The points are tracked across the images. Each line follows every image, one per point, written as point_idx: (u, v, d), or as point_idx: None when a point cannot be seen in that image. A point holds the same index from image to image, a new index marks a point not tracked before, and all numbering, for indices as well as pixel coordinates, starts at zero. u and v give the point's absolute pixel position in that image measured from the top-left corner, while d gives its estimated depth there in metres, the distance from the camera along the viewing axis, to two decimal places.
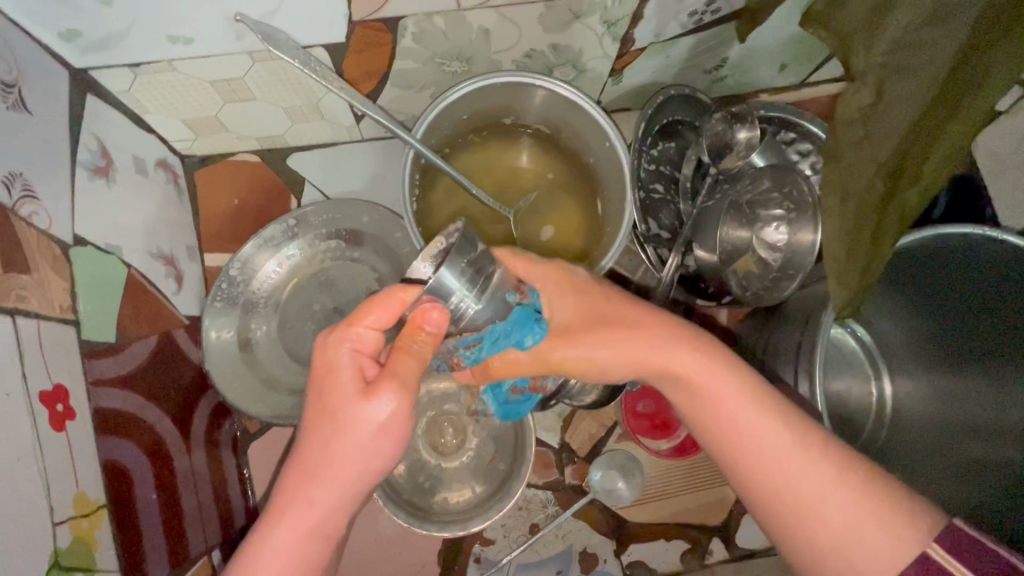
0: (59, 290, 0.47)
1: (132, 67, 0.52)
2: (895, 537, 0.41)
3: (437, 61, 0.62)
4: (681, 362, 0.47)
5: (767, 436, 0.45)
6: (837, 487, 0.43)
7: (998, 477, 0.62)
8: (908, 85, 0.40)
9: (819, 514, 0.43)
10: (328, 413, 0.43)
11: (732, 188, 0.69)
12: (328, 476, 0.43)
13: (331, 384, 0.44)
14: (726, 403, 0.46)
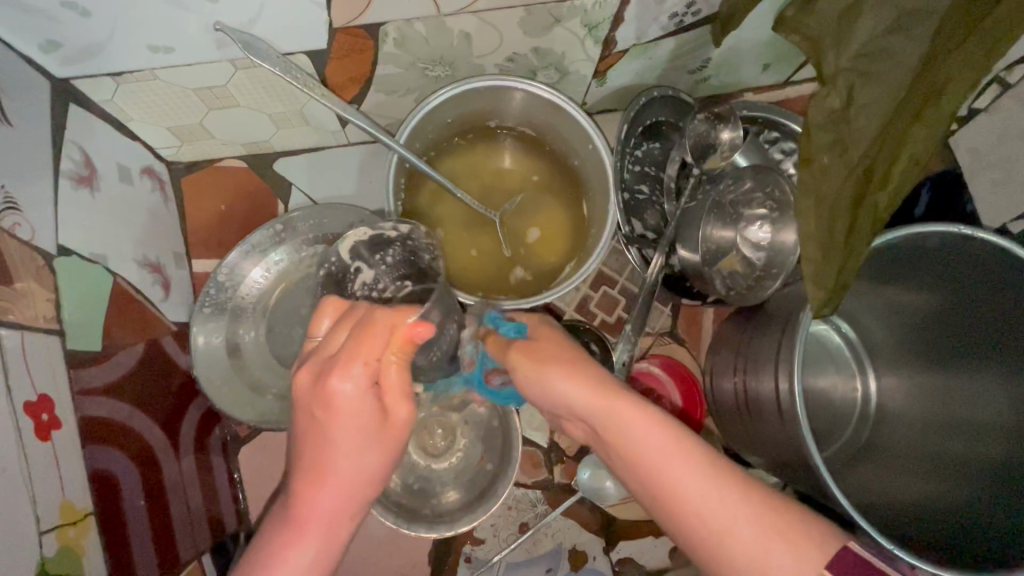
0: (43, 300, 0.47)
1: (114, 76, 0.52)
2: (795, 559, 0.42)
3: (420, 65, 0.63)
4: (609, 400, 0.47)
5: (677, 469, 0.45)
6: (747, 517, 0.43)
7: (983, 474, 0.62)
8: (874, 88, 0.42)
9: (729, 540, 0.43)
10: (324, 436, 0.42)
11: (715, 189, 0.70)
12: (331, 492, 0.43)
13: (330, 414, 0.42)
14: (639, 433, 0.46)
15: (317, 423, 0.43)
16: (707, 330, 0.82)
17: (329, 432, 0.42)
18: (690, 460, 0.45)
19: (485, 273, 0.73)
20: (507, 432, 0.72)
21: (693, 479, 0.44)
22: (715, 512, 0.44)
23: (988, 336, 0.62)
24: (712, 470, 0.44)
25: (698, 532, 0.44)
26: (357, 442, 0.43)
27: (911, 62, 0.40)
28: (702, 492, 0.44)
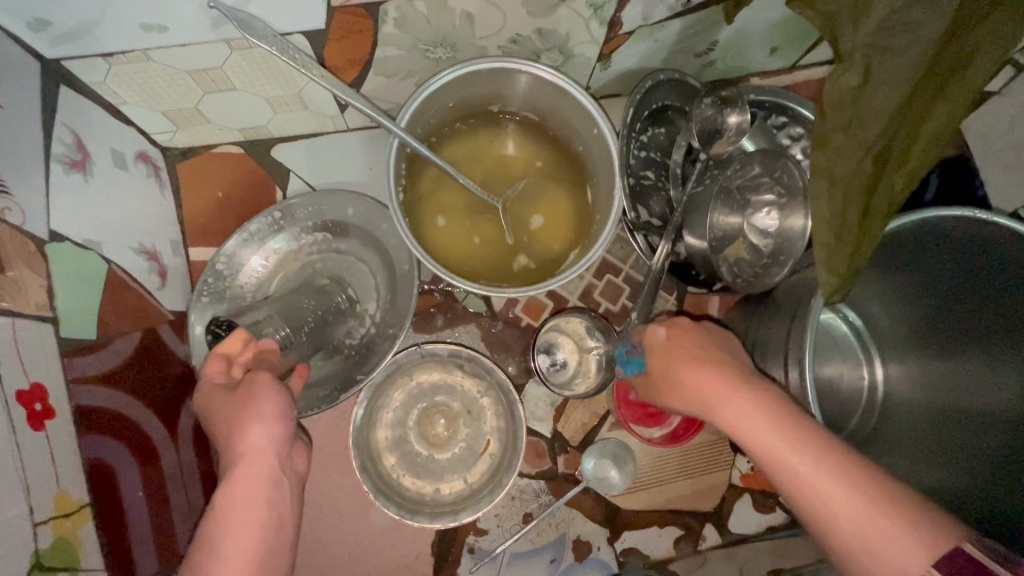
0: (35, 287, 0.46)
1: (105, 57, 0.51)
2: (910, 545, 0.39)
3: (421, 47, 0.61)
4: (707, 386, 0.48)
5: (779, 452, 0.43)
6: (856, 500, 0.41)
7: (985, 462, 0.62)
8: (892, 64, 0.41)
9: (832, 523, 0.41)
10: (219, 421, 0.45)
11: (721, 174, 0.68)
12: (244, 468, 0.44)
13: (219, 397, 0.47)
14: (741, 420, 0.45)
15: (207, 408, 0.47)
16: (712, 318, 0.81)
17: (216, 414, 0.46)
18: (800, 441, 0.43)
19: (487, 261, 0.72)
20: (508, 421, 0.72)
21: (798, 458, 0.43)
22: (822, 494, 0.41)
23: (993, 325, 0.61)
24: (817, 449, 0.43)
25: (807, 510, 0.42)
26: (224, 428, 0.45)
27: (930, 37, 0.39)
28: (802, 472, 0.42)
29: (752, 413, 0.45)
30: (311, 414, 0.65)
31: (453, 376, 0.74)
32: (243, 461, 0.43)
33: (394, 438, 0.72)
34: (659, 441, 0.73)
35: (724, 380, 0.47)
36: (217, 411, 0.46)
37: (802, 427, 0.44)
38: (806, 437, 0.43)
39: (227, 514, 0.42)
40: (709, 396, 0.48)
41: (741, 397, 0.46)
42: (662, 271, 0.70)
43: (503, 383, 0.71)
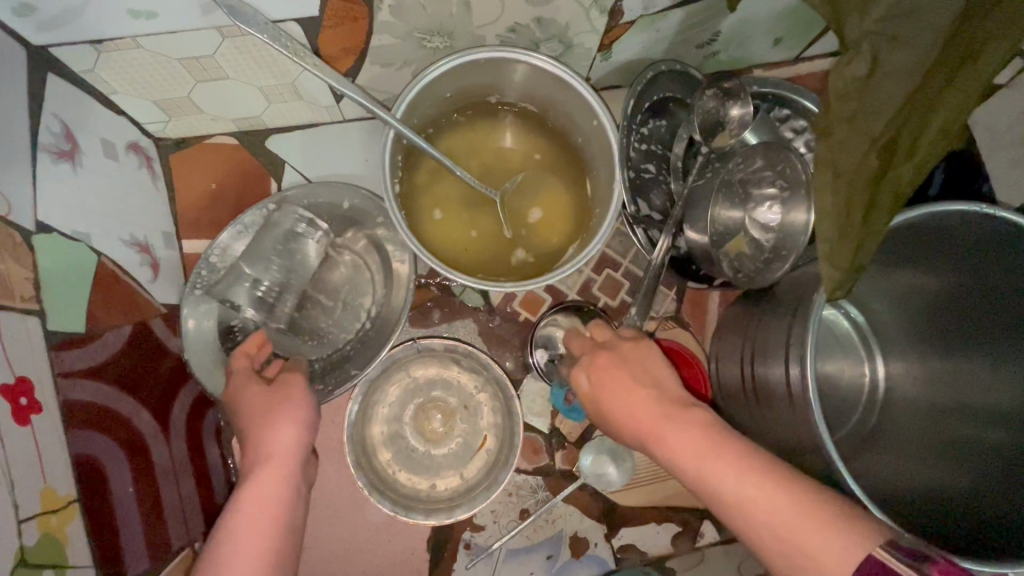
0: (21, 278, 0.45)
1: (93, 44, 0.49)
2: (839, 542, 0.41)
3: (418, 36, 0.60)
4: (644, 411, 0.50)
5: (715, 465, 0.46)
6: (786, 510, 0.43)
7: (988, 460, 0.61)
8: (903, 52, 0.40)
9: (771, 527, 0.44)
10: (254, 425, 0.51)
11: (723, 167, 0.67)
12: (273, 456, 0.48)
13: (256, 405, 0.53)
14: (678, 438, 0.48)
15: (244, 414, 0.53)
16: (712, 314, 0.80)
17: (249, 419, 0.51)
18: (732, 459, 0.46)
19: (484, 255, 0.71)
20: (506, 417, 0.71)
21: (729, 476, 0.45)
22: (755, 508, 0.44)
23: (999, 321, 0.60)
24: (744, 465, 0.45)
25: (744, 525, 0.45)
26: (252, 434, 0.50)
27: (941, 25, 0.39)
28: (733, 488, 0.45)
29: (687, 436, 0.48)
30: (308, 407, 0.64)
31: (450, 371, 0.73)
32: (268, 462, 0.48)
33: (389, 434, 0.72)
34: None
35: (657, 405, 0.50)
36: (253, 415, 0.51)
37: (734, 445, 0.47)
38: (738, 451, 0.46)
39: (239, 521, 0.44)
40: (647, 420, 0.50)
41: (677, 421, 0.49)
42: (663, 265, 0.68)
43: (501, 378, 0.70)
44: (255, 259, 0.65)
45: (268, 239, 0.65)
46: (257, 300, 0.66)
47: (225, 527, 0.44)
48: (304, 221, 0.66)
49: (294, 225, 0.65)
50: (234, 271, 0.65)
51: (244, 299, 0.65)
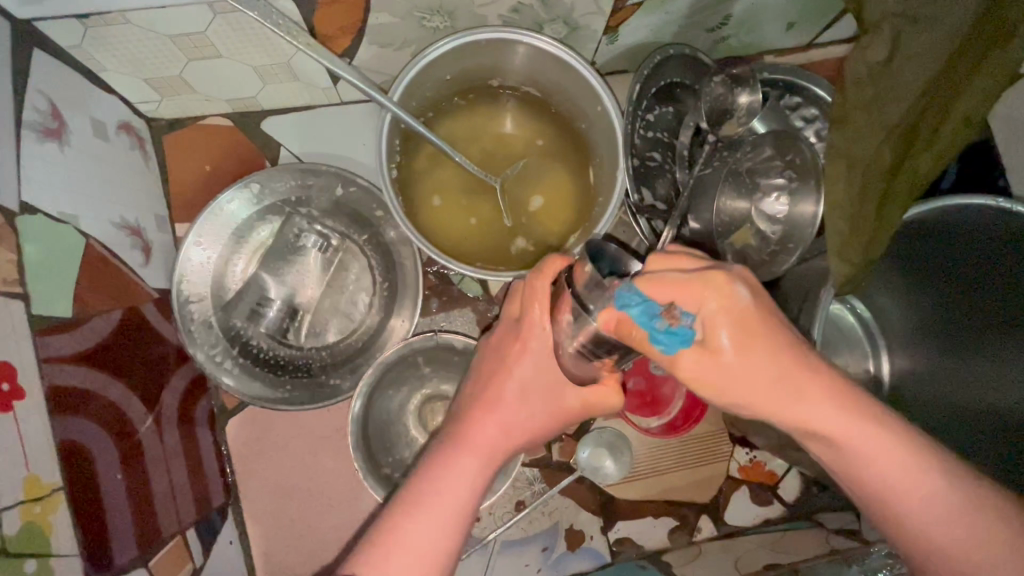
0: (4, 261, 0.43)
1: (79, 19, 0.48)
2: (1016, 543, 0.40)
3: (417, 14, 0.58)
4: (819, 414, 0.41)
5: (891, 462, 0.41)
6: (961, 503, 0.41)
7: (994, 443, 0.59)
8: (925, 38, 0.39)
9: (934, 531, 0.41)
10: (491, 390, 0.47)
11: (732, 155, 0.65)
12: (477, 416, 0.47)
13: (510, 364, 0.47)
14: (855, 442, 0.41)
15: (489, 372, 0.48)
16: None
17: (504, 381, 0.47)
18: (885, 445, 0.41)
19: (484, 244, 0.69)
20: None
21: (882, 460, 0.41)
22: (902, 492, 0.42)
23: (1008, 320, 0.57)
24: (914, 462, 0.41)
25: (905, 530, 0.43)
26: (484, 399, 0.48)
27: (966, 13, 0.38)
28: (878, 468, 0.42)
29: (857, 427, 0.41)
30: (289, 409, 0.63)
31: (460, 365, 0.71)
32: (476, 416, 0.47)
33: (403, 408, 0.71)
34: (655, 431, 0.72)
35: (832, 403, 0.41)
36: (525, 383, 0.47)
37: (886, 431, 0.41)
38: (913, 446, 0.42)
39: (430, 489, 0.44)
40: (774, 394, 0.41)
41: (776, 383, 0.41)
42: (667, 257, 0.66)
43: None
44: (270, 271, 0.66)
45: (278, 256, 0.66)
46: (271, 320, 0.66)
47: (412, 492, 0.44)
48: (309, 235, 0.67)
49: (299, 238, 0.67)
50: (255, 286, 0.66)
51: (262, 319, 0.66)
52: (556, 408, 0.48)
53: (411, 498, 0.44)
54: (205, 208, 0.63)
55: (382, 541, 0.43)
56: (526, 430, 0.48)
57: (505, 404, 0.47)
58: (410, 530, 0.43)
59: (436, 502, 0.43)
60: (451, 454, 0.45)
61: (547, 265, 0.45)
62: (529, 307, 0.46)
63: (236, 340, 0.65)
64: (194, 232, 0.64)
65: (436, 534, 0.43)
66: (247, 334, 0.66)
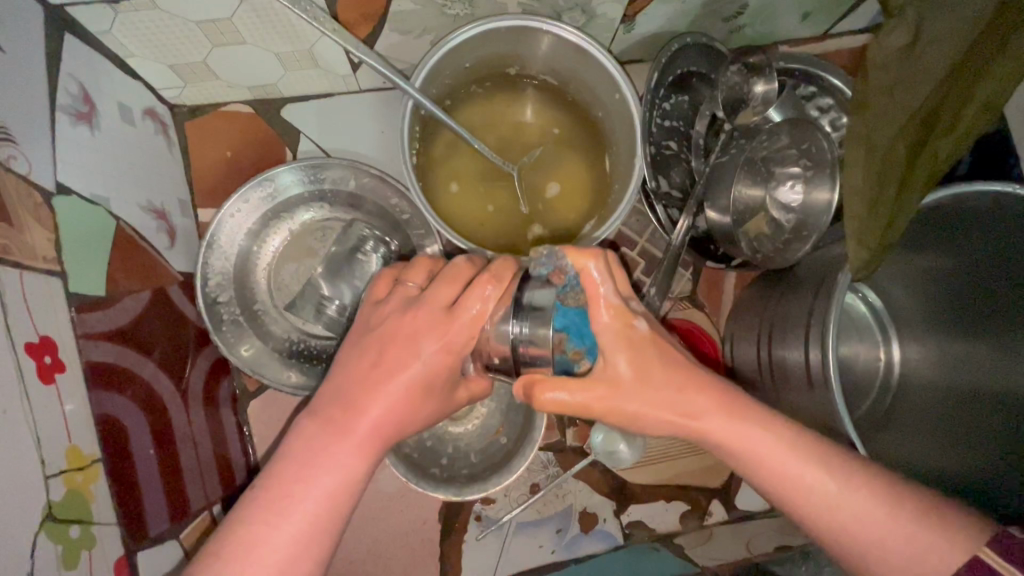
0: (43, 240, 0.45)
1: (111, 3, 0.49)
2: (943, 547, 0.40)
3: (438, 2, 0.58)
4: (717, 428, 0.44)
5: (807, 479, 0.43)
6: (879, 515, 0.42)
7: (988, 442, 0.61)
8: (946, 23, 0.41)
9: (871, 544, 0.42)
10: (382, 374, 0.44)
11: (748, 144, 0.66)
12: (366, 404, 0.43)
13: (406, 353, 0.44)
14: (768, 460, 0.43)
15: (378, 354, 0.45)
16: (728, 294, 0.80)
17: (394, 367, 0.44)
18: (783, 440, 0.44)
19: (503, 230, 0.70)
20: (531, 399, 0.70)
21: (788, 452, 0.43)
22: (833, 508, 0.42)
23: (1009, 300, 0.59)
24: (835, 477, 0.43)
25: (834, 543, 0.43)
26: (369, 383, 0.44)
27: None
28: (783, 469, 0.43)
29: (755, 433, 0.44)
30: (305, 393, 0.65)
31: None
32: (365, 403, 0.43)
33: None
34: None
35: (735, 425, 0.44)
36: (423, 376, 0.44)
37: (800, 446, 0.44)
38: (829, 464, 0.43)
39: (307, 474, 0.41)
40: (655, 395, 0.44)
41: (669, 390, 0.44)
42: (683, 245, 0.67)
43: None
44: (328, 272, 0.62)
45: (337, 259, 0.63)
46: (329, 320, 0.62)
47: (287, 475, 0.41)
48: (370, 240, 0.64)
49: (358, 243, 0.64)
50: (309, 289, 0.62)
51: (313, 320, 0.63)
52: (446, 397, 0.47)
53: (279, 486, 0.41)
54: (256, 177, 0.64)
55: (246, 537, 0.39)
56: (413, 419, 0.45)
57: (389, 395, 0.44)
58: (281, 519, 0.39)
59: (310, 495, 0.40)
60: (326, 440, 0.42)
61: (500, 269, 0.45)
62: (464, 294, 0.45)
63: (255, 319, 0.67)
64: (237, 201, 0.64)
65: (304, 523, 0.40)
66: (266, 314, 0.68)
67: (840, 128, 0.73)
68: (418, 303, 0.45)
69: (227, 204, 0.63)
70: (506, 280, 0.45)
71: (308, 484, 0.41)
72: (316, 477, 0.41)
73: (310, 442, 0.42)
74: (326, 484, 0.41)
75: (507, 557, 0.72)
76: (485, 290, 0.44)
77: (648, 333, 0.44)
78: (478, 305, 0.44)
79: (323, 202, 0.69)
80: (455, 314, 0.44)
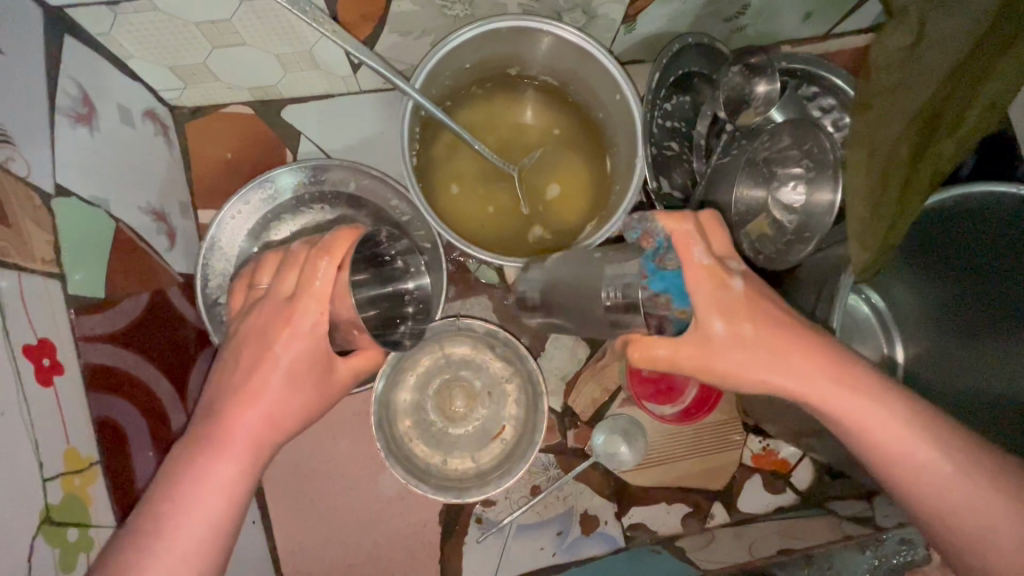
0: (42, 242, 0.44)
1: (110, 6, 0.48)
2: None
3: (438, 3, 0.58)
4: (818, 391, 0.42)
5: (908, 441, 0.42)
6: (966, 483, 0.41)
7: (996, 441, 0.60)
8: (948, 23, 0.40)
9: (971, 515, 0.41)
10: (253, 376, 0.43)
11: (749, 144, 0.65)
12: (237, 413, 0.42)
13: (270, 351, 0.43)
14: (869, 424, 0.42)
15: (248, 360, 0.43)
16: None
17: (265, 365, 0.43)
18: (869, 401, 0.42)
19: (504, 232, 0.70)
20: (530, 404, 0.69)
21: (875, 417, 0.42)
22: (925, 475, 0.42)
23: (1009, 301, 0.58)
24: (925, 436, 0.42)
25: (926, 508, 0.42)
26: (239, 389, 0.42)
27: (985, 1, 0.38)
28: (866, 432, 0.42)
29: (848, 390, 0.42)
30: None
31: (483, 356, 0.72)
32: (235, 408, 0.42)
33: (413, 403, 0.70)
34: (670, 419, 0.73)
35: (838, 386, 0.42)
36: (293, 370, 0.43)
37: (890, 409, 0.42)
38: (923, 427, 0.42)
39: (184, 489, 0.39)
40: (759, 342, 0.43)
41: (765, 353, 0.43)
42: None
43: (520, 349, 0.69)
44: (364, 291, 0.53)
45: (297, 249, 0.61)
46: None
47: (167, 495, 0.39)
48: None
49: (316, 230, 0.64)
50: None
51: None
52: (324, 385, 0.45)
53: (156, 507, 0.39)
54: (256, 178, 0.64)
55: (132, 557, 0.37)
56: (294, 411, 0.44)
57: (260, 397, 0.42)
58: (167, 539, 0.38)
59: (192, 513, 0.39)
60: (200, 453, 0.40)
61: (338, 239, 0.43)
62: (305, 275, 0.43)
63: None
64: (237, 202, 0.65)
65: (195, 538, 0.38)
66: None
67: (842, 128, 0.73)
68: (267, 301, 0.44)
69: (227, 206, 0.63)
70: (344, 255, 0.43)
71: (187, 498, 0.39)
72: (188, 494, 0.39)
73: (184, 459, 0.40)
74: (195, 496, 0.39)
75: (508, 559, 0.72)
76: (310, 266, 0.43)
77: (742, 294, 0.43)
78: (319, 280, 0.42)
79: (325, 205, 0.67)
80: (294, 302, 0.43)
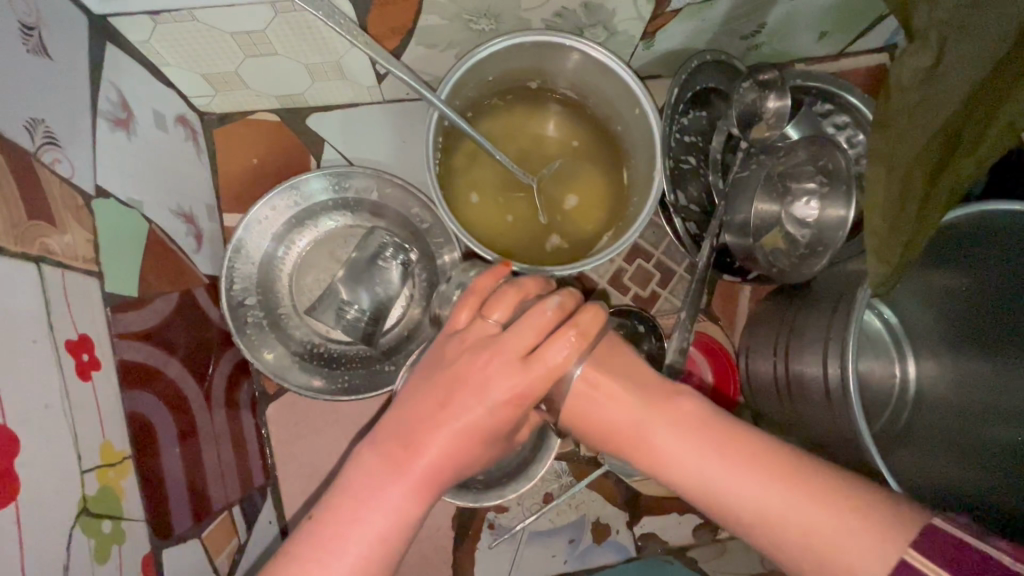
0: (83, 241, 0.46)
1: (152, 15, 0.50)
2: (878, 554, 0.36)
3: (465, 17, 0.60)
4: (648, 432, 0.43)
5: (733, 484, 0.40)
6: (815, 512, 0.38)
7: (1000, 462, 0.61)
8: (971, 44, 0.39)
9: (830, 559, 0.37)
10: (453, 400, 0.40)
11: (768, 159, 0.68)
12: (429, 438, 0.40)
13: (474, 388, 0.40)
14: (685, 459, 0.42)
15: (444, 392, 0.41)
16: (744, 307, 0.80)
17: (461, 403, 0.40)
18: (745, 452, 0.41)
19: (520, 240, 0.71)
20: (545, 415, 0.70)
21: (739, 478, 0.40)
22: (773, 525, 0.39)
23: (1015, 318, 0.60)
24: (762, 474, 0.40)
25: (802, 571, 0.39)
26: (431, 417, 0.40)
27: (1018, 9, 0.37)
28: (759, 498, 0.39)
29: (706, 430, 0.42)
30: (326, 398, 0.66)
31: None
32: (433, 435, 0.40)
33: None
34: None
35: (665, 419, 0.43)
36: (499, 404, 0.40)
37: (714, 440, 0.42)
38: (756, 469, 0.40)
39: (357, 506, 0.39)
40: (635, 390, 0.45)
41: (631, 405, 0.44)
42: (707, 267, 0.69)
43: None
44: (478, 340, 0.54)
45: (359, 266, 0.67)
46: (348, 324, 0.67)
47: (336, 511, 0.39)
48: (390, 247, 0.68)
49: (378, 251, 0.68)
50: (330, 293, 0.67)
51: (332, 322, 0.68)
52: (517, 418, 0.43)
53: (324, 528, 0.39)
54: (283, 184, 0.65)
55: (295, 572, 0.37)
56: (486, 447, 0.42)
57: (452, 433, 0.40)
58: (333, 555, 0.38)
59: (359, 529, 0.39)
60: (383, 473, 0.40)
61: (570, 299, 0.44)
62: (546, 341, 0.41)
63: (277, 323, 0.68)
64: (265, 205, 0.66)
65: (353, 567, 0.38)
66: (288, 319, 0.69)
67: (856, 145, 0.73)
68: (484, 334, 0.43)
69: (253, 210, 0.64)
70: (591, 335, 0.42)
71: (356, 524, 0.39)
72: (363, 517, 0.39)
73: (368, 479, 0.40)
74: (373, 525, 0.39)
75: (520, 566, 0.72)
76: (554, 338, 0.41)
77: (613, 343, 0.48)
78: (561, 356, 0.41)
79: (347, 211, 0.70)
80: (532, 361, 0.41)
